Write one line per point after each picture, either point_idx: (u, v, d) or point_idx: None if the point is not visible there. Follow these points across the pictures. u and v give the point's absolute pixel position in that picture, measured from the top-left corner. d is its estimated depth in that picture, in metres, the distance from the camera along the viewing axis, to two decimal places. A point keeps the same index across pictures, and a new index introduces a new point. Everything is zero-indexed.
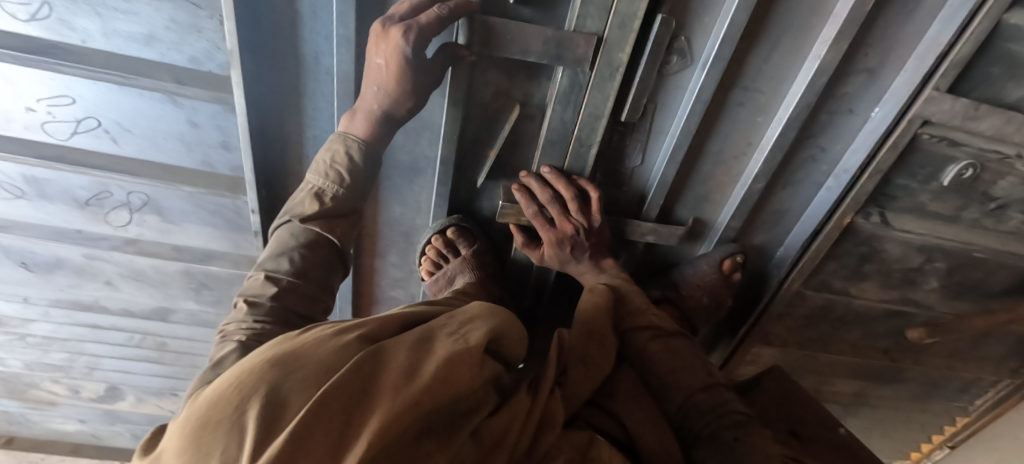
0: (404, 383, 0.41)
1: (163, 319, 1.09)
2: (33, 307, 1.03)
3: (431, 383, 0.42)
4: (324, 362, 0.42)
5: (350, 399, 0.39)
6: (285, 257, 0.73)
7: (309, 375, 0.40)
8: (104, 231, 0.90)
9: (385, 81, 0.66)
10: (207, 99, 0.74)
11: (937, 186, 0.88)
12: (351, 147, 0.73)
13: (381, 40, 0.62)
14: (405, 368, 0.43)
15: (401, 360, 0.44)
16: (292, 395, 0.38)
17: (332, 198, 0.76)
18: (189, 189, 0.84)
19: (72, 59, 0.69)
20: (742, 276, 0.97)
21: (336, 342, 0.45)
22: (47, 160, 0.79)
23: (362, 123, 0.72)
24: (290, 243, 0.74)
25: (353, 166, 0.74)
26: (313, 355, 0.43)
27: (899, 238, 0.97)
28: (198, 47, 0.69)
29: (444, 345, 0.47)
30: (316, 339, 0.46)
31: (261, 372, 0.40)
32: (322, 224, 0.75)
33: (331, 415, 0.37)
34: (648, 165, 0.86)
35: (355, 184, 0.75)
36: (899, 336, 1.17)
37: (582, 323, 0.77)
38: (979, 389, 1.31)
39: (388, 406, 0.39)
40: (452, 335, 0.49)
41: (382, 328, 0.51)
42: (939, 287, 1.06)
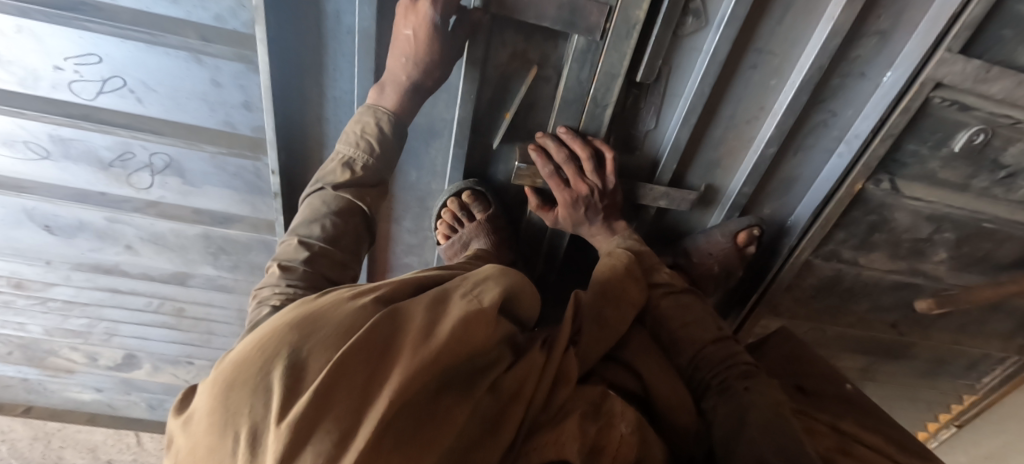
0: (422, 341, 0.37)
1: (181, 284, 1.11)
2: (55, 271, 1.06)
3: (450, 341, 0.38)
4: (344, 322, 0.38)
5: (370, 358, 0.35)
6: (317, 223, 0.74)
7: (327, 336, 0.36)
8: (128, 193, 0.93)
9: (410, 48, 0.68)
10: (231, 57, 0.75)
11: (948, 152, 0.89)
12: (381, 119, 0.75)
13: (410, 12, 0.66)
14: (424, 327, 0.38)
15: (419, 319, 0.39)
16: (314, 356, 0.34)
17: (362, 168, 0.77)
18: (211, 149, 0.86)
19: (98, 16, 0.69)
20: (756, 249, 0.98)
21: (350, 306, 0.40)
22: (74, 120, 0.81)
23: (389, 86, 0.74)
24: (322, 210, 0.75)
25: (382, 136, 0.75)
26: (329, 319, 0.38)
27: (909, 206, 0.98)
28: (223, 5, 0.70)
29: (459, 305, 0.41)
30: (331, 302, 0.41)
31: (280, 334, 0.36)
32: (354, 192, 0.77)
33: (352, 375, 0.33)
34: (662, 129, 0.87)
35: (384, 154, 0.77)
36: (907, 309, 1.18)
37: (599, 287, 0.75)
38: (986, 367, 1.32)
39: (408, 365, 0.35)
40: (467, 294, 0.44)
41: (397, 289, 0.46)
42: (948, 258, 1.07)
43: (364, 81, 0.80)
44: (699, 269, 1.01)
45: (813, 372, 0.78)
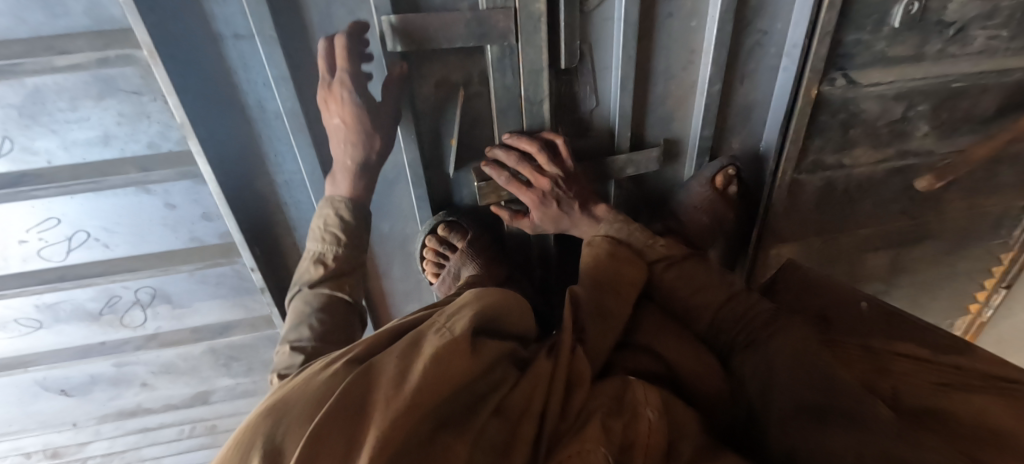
0: (396, 388, 0.37)
1: (205, 402, 1.12)
2: (86, 428, 1.08)
3: (426, 378, 0.37)
4: (318, 395, 0.38)
5: (348, 417, 0.35)
6: (305, 324, 0.76)
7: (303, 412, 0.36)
8: (125, 334, 0.94)
9: (344, 132, 0.72)
10: (176, 177, 0.76)
11: (890, 30, 0.88)
12: (340, 208, 0.78)
13: (330, 104, 0.70)
14: (398, 372, 0.38)
15: (392, 367, 0.39)
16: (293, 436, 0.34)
17: (334, 259, 0.80)
18: (188, 267, 0.87)
19: (43, 181, 0.73)
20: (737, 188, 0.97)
21: (321, 379, 0.40)
22: (52, 284, 0.83)
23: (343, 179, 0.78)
24: (306, 311, 0.77)
25: (345, 225, 0.79)
26: (302, 398, 0.38)
27: (873, 93, 0.96)
28: (151, 132, 0.72)
29: (432, 343, 0.41)
30: (304, 380, 0.41)
31: (262, 423, 0.36)
32: (331, 285, 0.80)
33: (334, 437, 0.33)
34: (605, 104, 0.87)
35: (352, 241, 0.80)
36: (911, 192, 1.15)
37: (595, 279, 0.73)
38: (1012, 221, 1.28)
39: (384, 413, 0.34)
40: (439, 329, 0.44)
41: (371, 344, 0.46)
42: (931, 130, 1.05)
43: (308, 158, 0.79)
44: (691, 225, 0.99)
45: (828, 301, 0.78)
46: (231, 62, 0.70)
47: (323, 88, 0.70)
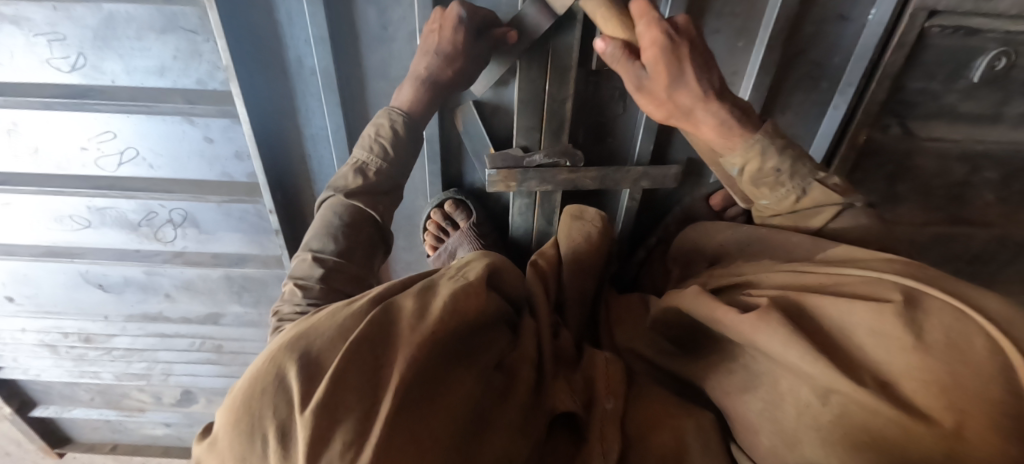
0: (415, 321, 0.35)
1: (215, 323, 1.19)
2: (112, 323, 1.17)
3: (444, 315, 0.36)
4: (345, 330, 0.34)
5: (375, 340, 0.33)
6: (330, 236, 0.64)
7: (331, 336, 0.33)
8: (157, 247, 1.03)
9: (434, 44, 0.68)
10: (216, 114, 0.83)
11: (966, 84, 0.79)
12: (395, 120, 0.70)
13: (437, 21, 0.67)
14: (416, 309, 0.36)
15: (411, 305, 0.37)
16: (328, 353, 0.32)
17: (376, 172, 0.69)
18: (216, 199, 0.93)
19: (104, 98, 0.81)
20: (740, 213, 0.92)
21: (346, 311, 0.36)
22: (101, 190, 0.92)
23: (408, 87, 0.70)
24: (333, 222, 0.65)
25: (397, 137, 0.70)
26: (326, 328, 0.34)
27: (932, 149, 0.88)
28: (201, 70, 0.79)
29: (446, 285, 0.40)
30: (329, 312, 0.37)
31: (287, 345, 0.33)
32: (366, 200, 0.67)
33: (363, 358, 0.31)
34: (632, 113, 0.84)
35: (400, 155, 0.70)
36: (960, 262, 1.07)
37: (571, 264, 0.71)
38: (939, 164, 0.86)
39: (410, 345, 0.33)
40: (451, 277, 0.42)
41: (394, 283, 0.41)
42: (997, 201, 0.95)
43: (334, 115, 0.83)
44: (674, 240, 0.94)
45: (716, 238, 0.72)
46: (278, 16, 0.73)
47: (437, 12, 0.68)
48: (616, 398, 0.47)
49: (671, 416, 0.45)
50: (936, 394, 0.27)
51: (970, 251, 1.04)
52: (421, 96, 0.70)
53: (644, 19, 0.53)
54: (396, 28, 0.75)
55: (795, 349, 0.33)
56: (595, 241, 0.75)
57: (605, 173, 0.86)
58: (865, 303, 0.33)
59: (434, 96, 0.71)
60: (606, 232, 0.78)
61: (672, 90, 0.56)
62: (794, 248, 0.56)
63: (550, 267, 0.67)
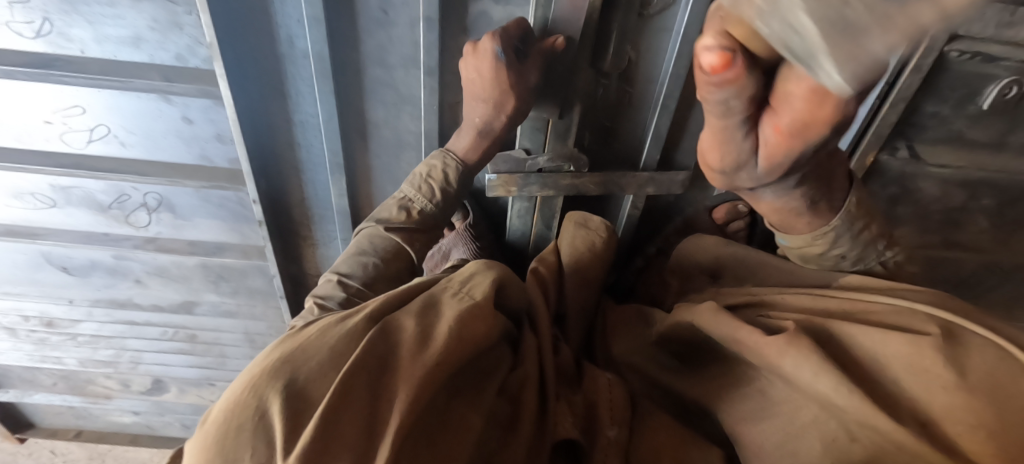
0: (417, 349, 0.32)
1: (190, 312, 1.13)
2: (78, 308, 1.10)
3: (450, 344, 0.33)
4: (336, 355, 0.31)
5: (371, 372, 0.30)
6: (361, 262, 0.65)
7: (322, 362, 0.30)
8: (128, 231, 0.96)
9: (482, 90, 0.65)
10: (197, 94, 0.77)
11: (975, 111, 0.78)
12: (450, 166, 0.71)
13: (471, 57, 0.64)
14: (416, 335, 0.33)
15: (410, 329, 0.34)
16: (317, 384, 0.29)
17: (419, 212, 0.70)
18: (195, 184, 0.87)
19: (71, 69, 0.74)
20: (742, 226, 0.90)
21: (339, 332, 0.33)
22: (67, 169, 0.85)
23: (467, 136, 0.71)
24: (368, 250, 0.66)
25: (446, 185, 0.71)
26: (317, 352, 0.31)
27: (934, 173, 0.88)
28: (181, 44, 0.72)
29: (451, 306, 0.37)
30: (320, 329, 0.34)
31: (271, 369, 0.30)
32: (404, 235, 0.68)
33: (357, 393, 0.29)
34: (642, 118, 0.81)
35: (446, 202, 0.71)
36: (947, 284, 1.08)
37: (574, 275, 0.68)
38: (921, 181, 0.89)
39: (410, 378, 0.30)
40: (456, 294, 0.39)
41: (392, 300, 0.38)
42: (990, 227, 0.96)
43: (326, 103, 0.77)
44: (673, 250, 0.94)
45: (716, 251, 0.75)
46: None
47: (469, 45, 0.64)
48: (619, 426, 0.45)
49: (672, 443, 0.44)
50: (982, 437, 0.28)
51: (957, 275, 1.06)
52: (478, 146, 0.70)
53: None
54: (398, 12, 0.69)
55: (830, 377, 0.34)
56: (597, 250, 0.74)
57: (609, 177, 0.83)
58: (900, 335, 0.34)
59: (488, 141, 0.70)
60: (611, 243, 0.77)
61: None
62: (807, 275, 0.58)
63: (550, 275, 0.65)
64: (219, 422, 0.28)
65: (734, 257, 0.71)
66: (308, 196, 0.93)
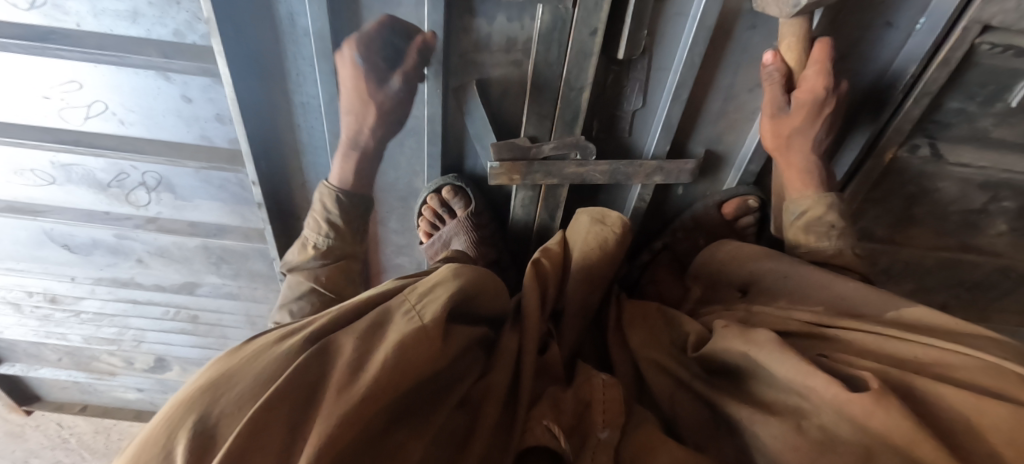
0: (348, 380, 0.30)
1: (191, 292, 1.13)
2: (81, 286, 1.10)
3: (384, 372, 0.31)
4: (259, 381, 0.30)
5: (293, 403, 0.29)
6: (311, 272, 0.89)
7: (243, 390, 0.29)
8: (129, 211, 0.95)
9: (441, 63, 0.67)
10: (195, 71, 0.75)
11: (1003, 109, 0.75)
12: (333, 198, 0.84)
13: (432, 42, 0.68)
14: (351, 363, 0.32)
15: (346, 356, 0.32)
16: (230, 418, 0.28)
17: (321, 246, 0.87)
18: (194, 164, 0.86)
19: (68, 43, 0.72)
20: (751, 221, 0.87)
21: (271, 355, 0.32)
22: (67, 145, 0.84)
23: (347, 169, 0.84)
24: (310, 264, 0.89)
25: (334, 214, 0.85)
26: (242, 378, 0.30)
27: (955, 173, 0.85)
28: (179, 19, 0.70)
29: (397, 328, 0.35)
30: (256, 350, 0.33)
31: (190, 400, 0.29)
32: (321, 265, 0.89)
33: (274, 427, 0.27)
34: (652, 108, 0.78)
35: (344, 232, 0.88)
36: (960, 288, 1.06)
37: (579, 274, 0.67)
38: (939, 179, 0.86)
39: (332, 412, 0.28)
40: (407, 312, 0.37)
41: (339, 318, 0.37)
42: (1009, 231, 0.93)
43: (327, 85, 0.75)
44: (679, 245, 0.93)
45: (749, 265, 0.73)
46: None
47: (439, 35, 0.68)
48: (612, 427, 0.46)
49: (662, 447, 0.43)
50: None
51: (970, 279, 1.03)
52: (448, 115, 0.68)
53: (818, 61, 0.64)
54: None
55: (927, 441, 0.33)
56: (609, 251, 0.70)
57: (617, 167, 0.81)
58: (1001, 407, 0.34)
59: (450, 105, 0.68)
60: (626, 240, 0.72)
61: (796, 134, 0.71)
62: (855, 299, 0.56)
63: (551, 270, 0.65)
64: (132, 454, 0.28)
65: (774, 273, 0.68)
66: (308, 179, 0.90)
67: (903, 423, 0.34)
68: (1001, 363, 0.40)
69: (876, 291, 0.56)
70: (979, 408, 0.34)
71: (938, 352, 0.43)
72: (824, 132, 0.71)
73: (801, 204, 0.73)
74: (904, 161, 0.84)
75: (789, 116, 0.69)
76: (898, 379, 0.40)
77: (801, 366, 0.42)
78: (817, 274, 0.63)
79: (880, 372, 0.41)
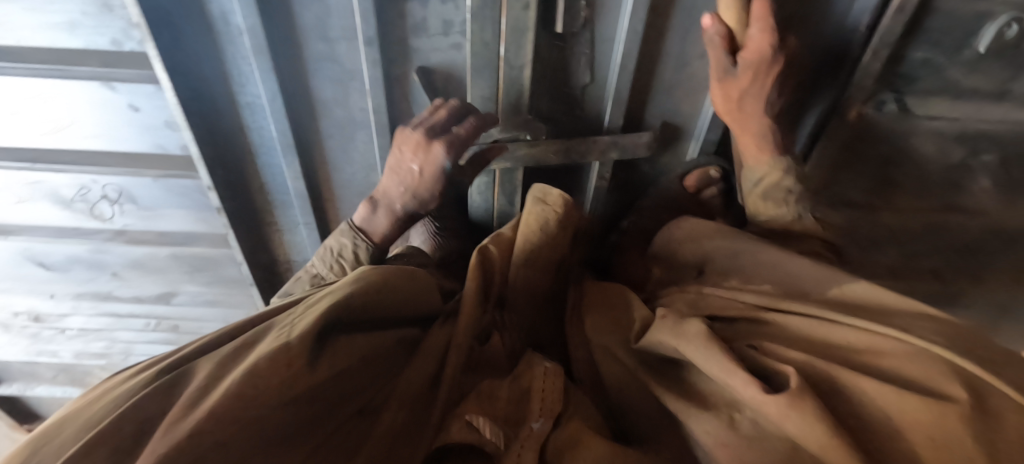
0: (187, 405, 0.29)
1: (169, 302, 1.14)
2: (62, 302, 1.12)
3: (229, 394, 0.30)
4: (93, 419, 0.30)
5: (122, 432, 0.28)
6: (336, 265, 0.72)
7: (71, 436, 0.29)
8: (95, 225, 0.96)
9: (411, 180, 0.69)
10: (138, 79, 0.75)
11: (972, 56, 0.71)
12: (358, 245, 0.72)
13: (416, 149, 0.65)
14: (197, 388, 0.31)
15: (198, 381, 0.32)
16: (48, 457, 0.28)
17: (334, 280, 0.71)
18: (152, 173, 0.86)
19: (11, 61, 0.73)
20: (716, 193, 0.85)
21: (126, 390, 0.32)
22: (26, 164, 0.85)
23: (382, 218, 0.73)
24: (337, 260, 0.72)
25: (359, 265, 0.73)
26: (78, 420, 0.30)
27: (928, 128, 0.81)
28: (116, 28, 0.70)
29: (262, 347, 0.34)
30: (116, 389, 0.33)
31: (23, 447, 0.29)
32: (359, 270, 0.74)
33: (89, 460, 0.26)
34: (601, 82, 0.76)
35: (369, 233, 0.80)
36: (950, 252, 1.01)
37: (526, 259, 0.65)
38: (913, 137, 0.82)
39: (155, 441, 0.27)
40: (281, 329, 0.37)
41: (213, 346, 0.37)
42: (994, 187, 0.89)
43: (268, 84, 0.74)
44: (645, 224, 0.89)
45: (703, 244, 0.71)
46: None
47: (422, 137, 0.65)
48: (545, 416, 0.45)
49: (592, 441, 0.42)
50: None
51: (962, 240, 0.98)
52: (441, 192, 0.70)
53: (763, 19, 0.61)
54: None
55: None
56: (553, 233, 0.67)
57: (571, 146, 0.79)
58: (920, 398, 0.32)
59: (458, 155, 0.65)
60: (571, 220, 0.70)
61: (747, 97, 0.68)
62: (799, 278, 0.54)
63: (498, 259, 0.64)
64: None
65: (724, 250, 0.67)
66: (266, 181, 0.90)
67: (819, 424, 0.32)
68: (928, 347, 0.38)
69: (822, 268, 0.54)
70: (902, 406, 0.32)
71: (872, 335, 0.41)
72: (775, 93, 0.68)
73: (757, 171, 0.71)
74: (872, 120, 0.80)
75: (740, 78, 0.66)
76: (824, 371, 0.38)
77: (724, 364, 0.39)
78: (765, 252, 0.61)
79: (806, 362, 0.39)
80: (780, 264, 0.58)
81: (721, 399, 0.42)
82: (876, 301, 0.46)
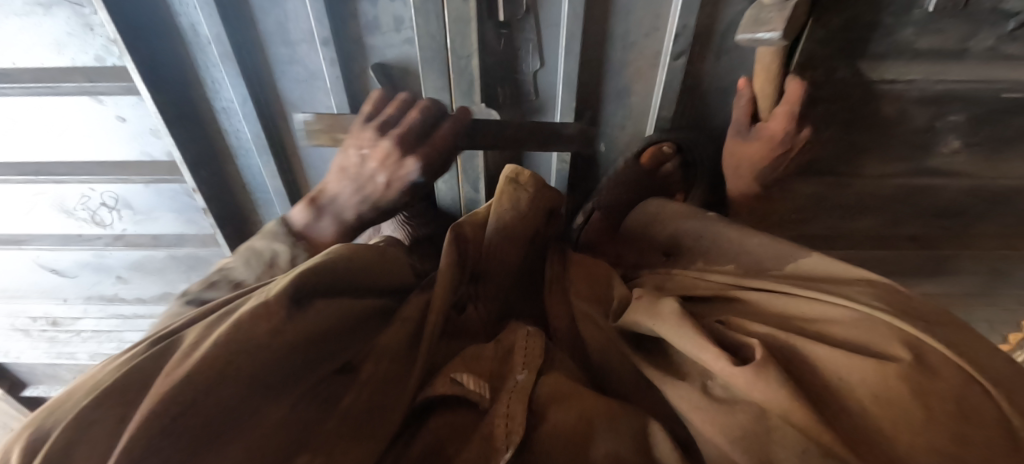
0: (189, 352, 0.32)
1: (170, 302, 1.21)
2: (74, 306, 1.20)
3: (231, 334, 0.33)
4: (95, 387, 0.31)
5: (135, 383, 0.30)
6: None
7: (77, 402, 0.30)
8: (96, 231, 1.03)
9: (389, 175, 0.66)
10: (121, 91, 0.81)
11: (922, 15, 0.71)
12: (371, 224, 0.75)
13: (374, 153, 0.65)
14: (196, 340, 0.33)
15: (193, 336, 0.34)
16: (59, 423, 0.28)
17: None
18: (142, 179, 0.93)
19: (9, 81, 0.80)
20: (671, 168, 0.87)
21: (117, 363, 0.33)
22: (29, 176, 0.92)
23: (327, 222, 0.68)
24: None
25: None
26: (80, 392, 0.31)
27: (886, 91, 0.80)
28: (97, 44, 0.76)
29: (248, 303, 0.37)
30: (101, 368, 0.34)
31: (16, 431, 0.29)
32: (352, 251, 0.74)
33: (111, 410, 0.28)
34: (551, 66, 0.78)
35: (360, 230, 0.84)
36: (928, 217, 1.00)
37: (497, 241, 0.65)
38: (872, 101, 0.82)
39: (168, 378, 0.30)
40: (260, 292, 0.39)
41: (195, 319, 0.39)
42: (965, 148, 0.87)
43: (239, 88, 0.79)
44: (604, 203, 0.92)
45: (673, 225, 0.75)
46: None
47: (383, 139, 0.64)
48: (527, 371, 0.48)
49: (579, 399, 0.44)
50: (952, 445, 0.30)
51: (937, 205, 0.97)
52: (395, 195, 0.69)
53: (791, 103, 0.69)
54: None
55: None
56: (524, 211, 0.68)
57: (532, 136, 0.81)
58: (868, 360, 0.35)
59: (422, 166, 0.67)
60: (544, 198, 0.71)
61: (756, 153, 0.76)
62: (759, 259, 0.58)
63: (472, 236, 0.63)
64: None
65: (692, 233, 0.70)
66: (247, 181, 0.95)
67: (785, 395, 0.33)
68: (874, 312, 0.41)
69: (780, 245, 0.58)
70: (849, 364, 0.35)
71: (826, 305, 0.44)
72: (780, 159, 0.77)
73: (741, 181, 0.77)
74: (828, 87, 0.80)
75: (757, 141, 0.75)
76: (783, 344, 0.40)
77: (697, 339, 0.41)
78: (730, 234, 0.65)
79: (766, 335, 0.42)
80: (744, 246, 0.62)
81: (694, 367, 0.44)
82: (827, 272, 0.51)
